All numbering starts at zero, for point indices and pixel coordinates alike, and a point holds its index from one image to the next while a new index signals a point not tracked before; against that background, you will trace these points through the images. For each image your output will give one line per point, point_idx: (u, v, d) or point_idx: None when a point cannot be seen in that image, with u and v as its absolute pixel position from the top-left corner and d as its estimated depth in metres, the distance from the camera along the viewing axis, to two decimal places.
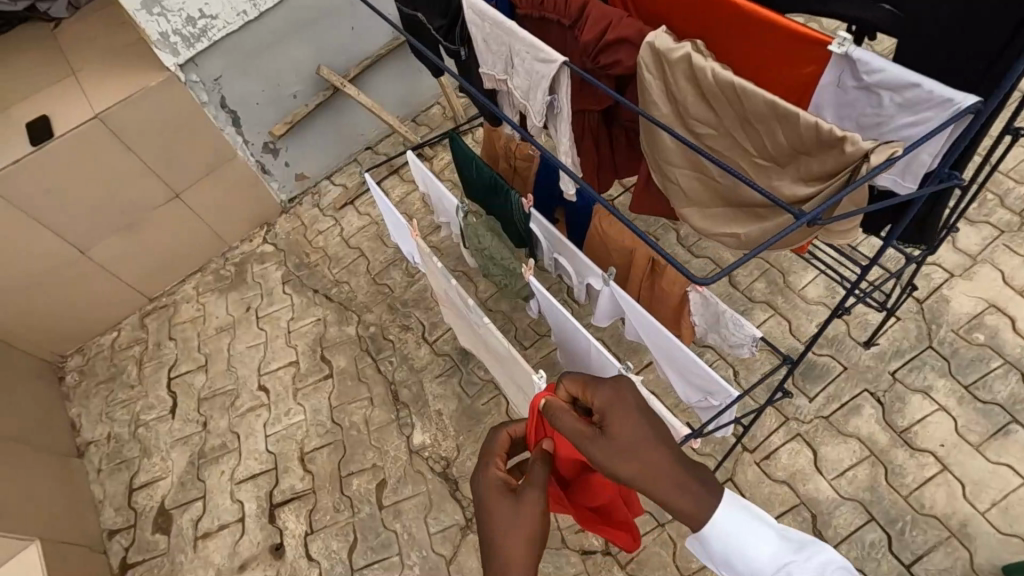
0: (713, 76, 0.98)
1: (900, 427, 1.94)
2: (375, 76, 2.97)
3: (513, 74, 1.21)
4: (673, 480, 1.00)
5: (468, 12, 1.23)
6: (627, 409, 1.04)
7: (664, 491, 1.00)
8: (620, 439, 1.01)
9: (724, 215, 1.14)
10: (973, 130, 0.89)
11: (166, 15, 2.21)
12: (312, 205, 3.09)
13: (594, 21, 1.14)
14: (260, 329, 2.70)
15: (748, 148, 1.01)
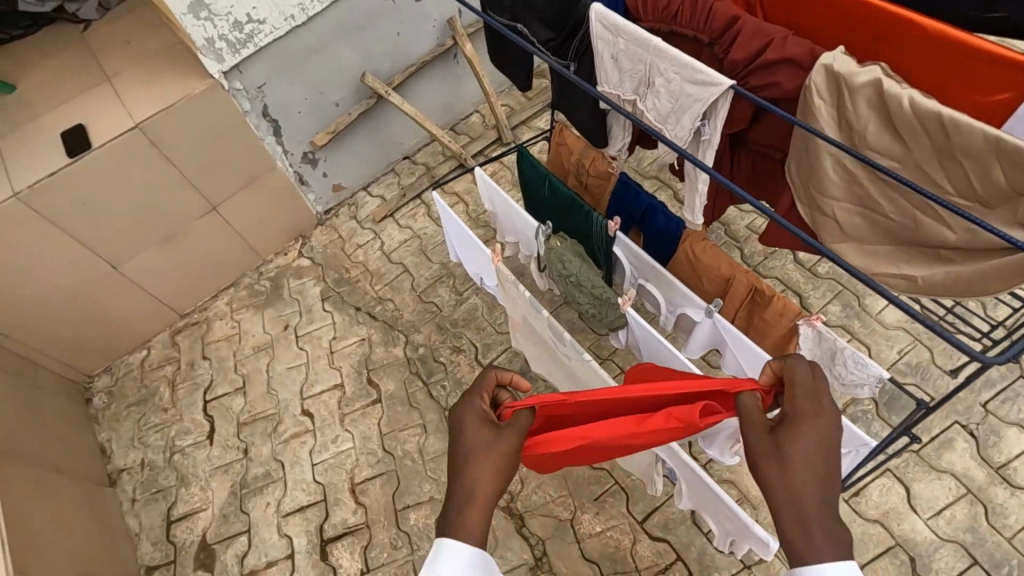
0: (909, 104, 0.87)
1: (997, 463, 1.85)
2: (417, 83, 2.85)
3: (647, 95, 1.10)
4: (820, 522, 0.85)
5: (595, 27, 1.11)
6: (817, 424, 0.93)
7: (816, 524, 0.85)
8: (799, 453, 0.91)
9: (890, 254, 1.03)
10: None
11: (213, 19, 2.09)
12: (348, 217, 2.96)
13: (748, 37, 1.03)
14: (301, 349, 2.58)
15: (943, 185, 0.90)
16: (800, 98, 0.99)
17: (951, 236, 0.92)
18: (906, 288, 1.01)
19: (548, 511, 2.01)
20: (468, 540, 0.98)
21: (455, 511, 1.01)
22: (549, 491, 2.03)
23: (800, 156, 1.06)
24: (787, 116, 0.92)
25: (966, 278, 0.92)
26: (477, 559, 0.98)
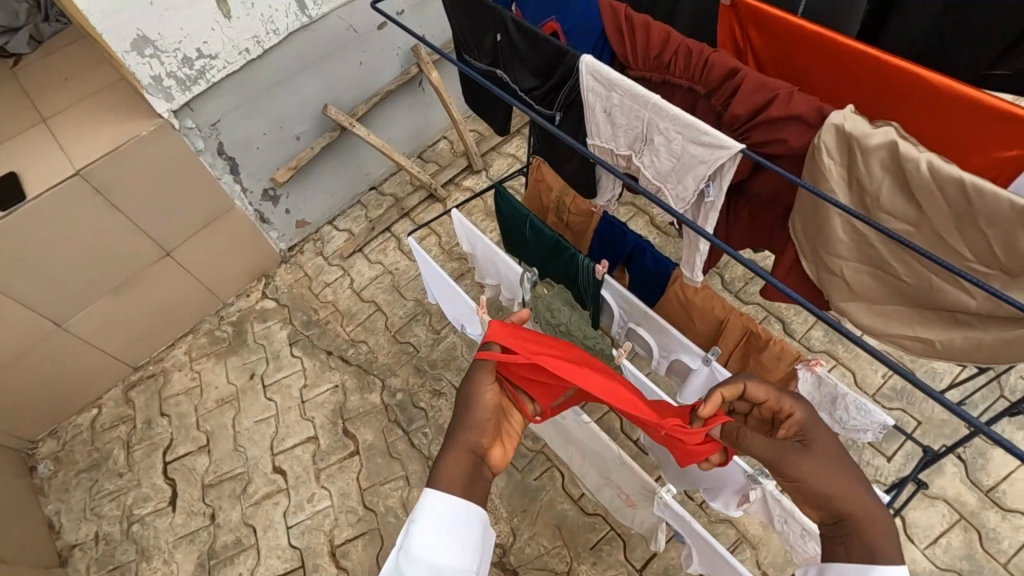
0: (928, 169, 0.83)
1: (987, 486, 1.85)
2: (383, 113, 2.74)
3: (644, 151, 1.04)
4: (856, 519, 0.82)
5: (585, 80, 1.04)
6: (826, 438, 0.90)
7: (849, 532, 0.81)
8: (819, 454, 0.86)
9: (903, 315, 0.99)
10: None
11: (160, 56, 1.93)
12: (314, 253, 2.83)
13: (748, 92, 0.98)
14: (269, 400, 2.42)
15: (961, 250, 0.86)
16: (807, 155, 0.94)
17: (971, 303, 0.88)
18: (922, 350, 0.97)
19: (542, 564, 1.92)
20: (454, 493, 0.88)
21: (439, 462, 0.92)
22: (542, 543, 1.94)
23: (807, 214, 1.02)
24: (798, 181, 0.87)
25: (989, 344, 0.89)
26: (466, 514, 0.87)
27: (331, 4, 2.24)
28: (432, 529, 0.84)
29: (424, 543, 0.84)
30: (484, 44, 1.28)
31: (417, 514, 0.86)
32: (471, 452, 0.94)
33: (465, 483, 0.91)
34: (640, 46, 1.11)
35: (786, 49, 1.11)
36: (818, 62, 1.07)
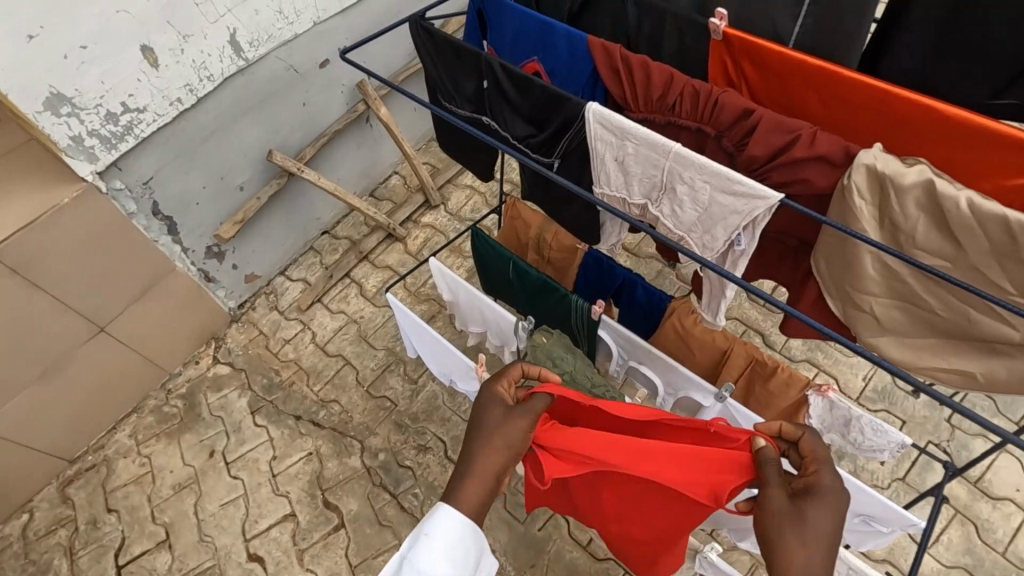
0: (968, 207, 0.81)
1: (977, 478, 1.91)
2: (331, 154, 2.58)
3: (662, 199, 0.98)
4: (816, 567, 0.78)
5: (594, 129, 0.98)
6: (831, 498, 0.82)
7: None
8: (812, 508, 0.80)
9: (939, 348, 0.97)
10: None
11: (79, 114, 1.71)
12: (268, 308, 2.62)
13: (767, 132, 0.93)
14: (235, 479, 2.20)
15: (1003, 286, 0.84)
16: (835, 194, 0.91)
17: (1014, 335, 0.87)
18: (962, 383, 0.96)
19: None
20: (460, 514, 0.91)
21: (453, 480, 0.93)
22: None
23: (833, 251, 0.99)
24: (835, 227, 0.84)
25: None
26: (469, 534, 0.90)
27: (269, 45, 2.08)
28: (440, 546, 0.87)
29: (430, 560, 0.86)
30: (467, 90, 1.19)
31: (427, 527, 0.89)
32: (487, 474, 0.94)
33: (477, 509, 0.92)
34: (641, 86, 1.06)
35: (783, 82, 1.07)
36: (819, 95, 1.04)
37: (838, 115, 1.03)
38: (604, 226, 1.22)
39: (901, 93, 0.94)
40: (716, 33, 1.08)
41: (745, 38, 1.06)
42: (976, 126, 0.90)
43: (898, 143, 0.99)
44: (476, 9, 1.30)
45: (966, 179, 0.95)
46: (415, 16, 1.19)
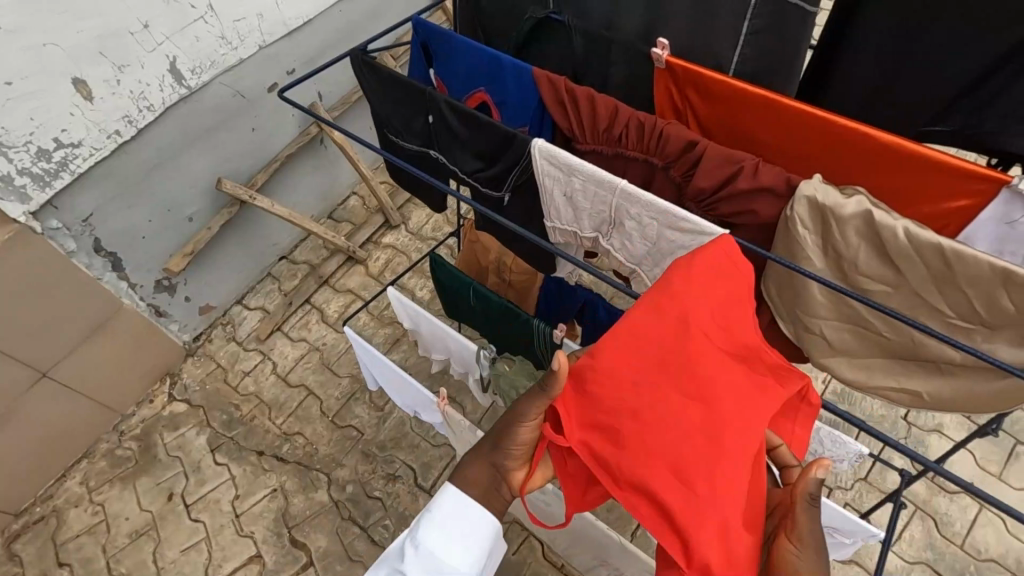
0: (906, 236, 0.82)
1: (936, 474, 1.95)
2: (285, 179, 2.52)
3: (612, 234, 0.98)
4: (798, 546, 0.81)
5: (542, 165, 0.97)
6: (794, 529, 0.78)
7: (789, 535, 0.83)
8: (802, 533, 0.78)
9: (889, 369, 0.98)
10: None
11: (7, 152, 1.63)
12: (225, 339, 2.54)
13: (711, 164, 0.94)
14: (196, 522, 2.11)
15: (943, 309, 0.86)
16: (780, 225, 0.92)
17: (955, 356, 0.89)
18: (910, 401, 0.98)
19: None
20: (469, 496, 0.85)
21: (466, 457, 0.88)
22: None
23: (782, 278, 1.00)
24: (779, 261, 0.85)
25: (977, 392, 0.90)
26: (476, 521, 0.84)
27: (212, 72, 2.01)
28: (444, 524, 0.82)
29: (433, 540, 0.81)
30: (413, 125, 1.17)
31: (431, 510, 0.83)
32: (491, 466, 0.87)
33: (481, 491, 0.86)
34: (587, 119, 1.05)
35: (727, 108, 1.08)
36: (762, 120, 1.05)
37: (776, 140, 1.05)
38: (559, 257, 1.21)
39: (835, 120, 0.97)
40: (659, 62, 1.10)
41: (688, 66, 1.07)
42: (906, 152, 0.93)
43: (833, 167, 1.02)
44: (420, 42, 1.29)
45: (897, 202, 0.99)
46: (357, 52, 1.17)
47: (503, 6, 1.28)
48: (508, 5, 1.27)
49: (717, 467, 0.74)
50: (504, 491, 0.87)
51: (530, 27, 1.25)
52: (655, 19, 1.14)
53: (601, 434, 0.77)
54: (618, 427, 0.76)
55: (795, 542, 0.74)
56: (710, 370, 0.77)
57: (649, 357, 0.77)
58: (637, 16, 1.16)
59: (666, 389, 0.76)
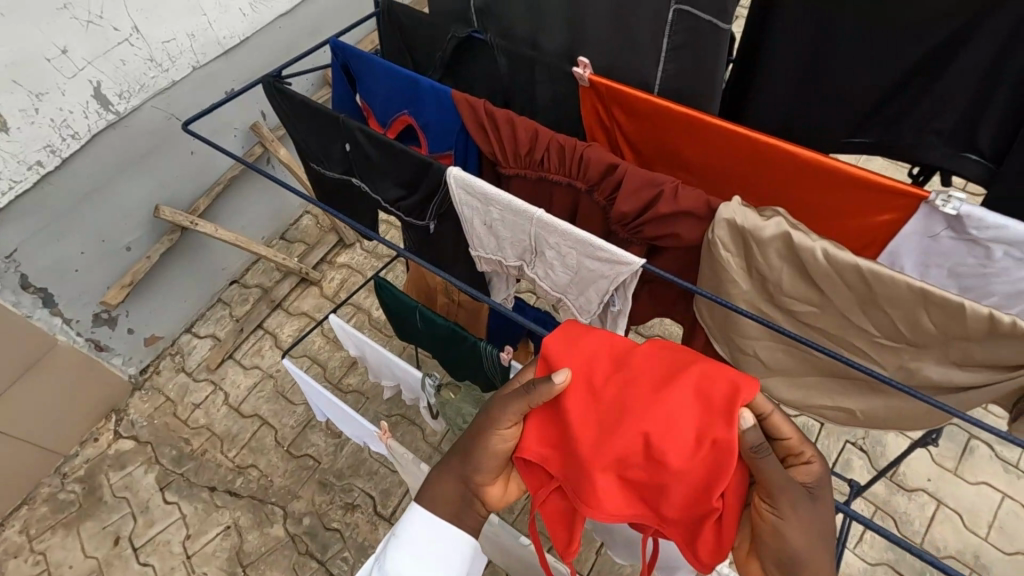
0: (825, 257, 0.80)
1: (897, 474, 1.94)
2: (231, 202, 2.43)
3: (536, 263, 0.94)
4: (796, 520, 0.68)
5: (459, 194, 0.93)
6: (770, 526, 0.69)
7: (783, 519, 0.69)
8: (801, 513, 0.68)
9: (823, 386, 0.97)
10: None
11: None
12: (174, 371, 2.44)
13: (632, 188, 0.91)
14: (144, 566, 2.01)
15: (868, 328, 0.84)
16: (704, 248, 0.90)
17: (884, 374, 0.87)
18: (845, 419, 0.96)
19: None
20: (439, 514, 0.85)
21: (432, 473, 0.87)
22: None
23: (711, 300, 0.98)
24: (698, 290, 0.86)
25: (907, 409, 0.89)
26: (449, 542, 0.85)
27: (141, 96, 1.91)
28: (411, 546, 0.84)
29: (400, 562, 0.83)
30: (333, 153, 1.12)
31: (401, 528, 0.85)
32: (459, 481, 0.85)
33: (453, 508, 0.85)
34: (508, 142, 1.02)
35: (653, 126, 1.06)
36: (686, 136, 1.03)
37: (701, 157, 1.04)
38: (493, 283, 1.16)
39: (753, 136, 0.95)
40: (583, 80, 1.07)
41: (611, 84, 1.05)
42: (825, 168, 0.92)
43: (757, 183, 1.01)
44: (341, 64, 1.24)
45: (820, 216, 0.98)
46: (271, 80, 1.12)
47: (426, 24, 1.23)
48: (430, 23, 1.23)
49: (674, 465, 0.71)
50: (476, 508, 0.86)
51: (454, 46, 1.21)
52: (579, 36, 1.10)
53: (574, 478, 0.79)
54: (580, 469, 0.77)
55: (768, 502, 0.67)
56: (645, 379, 0.76)
57: (580, 393, 0.79)
58: (560, 33, 1.12)
59: (608, 425, 0.76)
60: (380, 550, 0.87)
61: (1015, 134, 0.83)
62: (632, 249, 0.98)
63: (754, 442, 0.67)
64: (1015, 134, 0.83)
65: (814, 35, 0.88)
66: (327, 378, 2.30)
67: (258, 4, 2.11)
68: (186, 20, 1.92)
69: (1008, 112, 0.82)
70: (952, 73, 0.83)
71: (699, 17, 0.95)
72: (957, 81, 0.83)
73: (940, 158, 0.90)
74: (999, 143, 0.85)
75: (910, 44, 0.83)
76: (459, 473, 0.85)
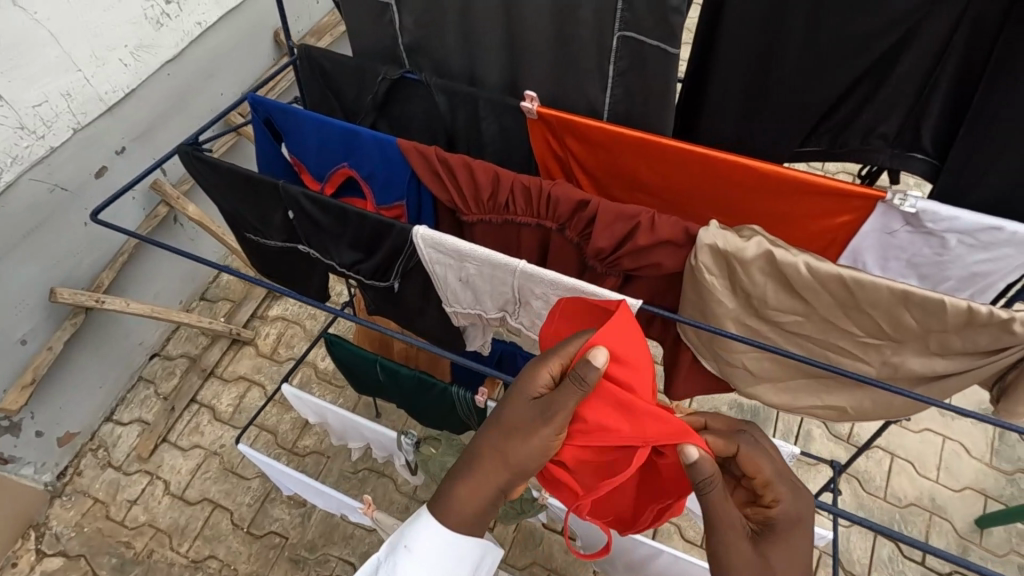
0: (809, 270, 0.81)
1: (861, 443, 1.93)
2: (141, 271, 2.16)
3: (520, 311, 0.91)
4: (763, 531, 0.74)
5: (428, 253, 0.87)
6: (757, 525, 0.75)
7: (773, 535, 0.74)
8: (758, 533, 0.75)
9: (808, 388, 0.98)
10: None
11: None
12: (99, 467, 2.16)
13: (606, 223, 0.89)
14: None
15: (852, 330, 0.86)
16: (686, 273, 0.89)
17: (871, 371, 0.89)
18: (834, 416, 0.98)
19: None
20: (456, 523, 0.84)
21: (460, 480, 0.82)
22: None
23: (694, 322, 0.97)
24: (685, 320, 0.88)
25: (894, 401, 0.92)
26: (458, 552, 0.85)
27: (16, 169, 1.59)
28: (421, 560, 0.83)
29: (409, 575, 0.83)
30: (272, 220, 1.02)
31: (409, 539, 0.83)
32: (498, 480, 0.81)
33: (479, 510, 0.83)
34: (468, 188, 0.97)
35: (608, 153, 1.04)
36: (642, 160, 1.02)
37: (659, 177, 1.03)
38: (468, 332, 1.09)
39: (712, 154, 0.95)
40: (530, 113, 1.04)
41: (560, 116, 1.02)
42: (781, 178, 0.94)
43: (717, 196, 1.01)
44: (263, 119, 1.13)
45: (780, 223, 1.00)
46: (188, 149, 1.00)
47: (351, 65, 1.15)
48: (356, 65, 1.14)
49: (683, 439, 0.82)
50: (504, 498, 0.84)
51: (385, 87, 1.14)
52: (521, 66, 1.07)
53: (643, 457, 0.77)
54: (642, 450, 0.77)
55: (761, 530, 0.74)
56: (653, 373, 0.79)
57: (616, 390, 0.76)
58: (500, 65, 1.09)
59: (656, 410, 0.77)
60: (387, 549, 0.86)
61: (952, 133, 0.92)
62: (610, 281, 0.96)
63: (697, 476, 0.70)
64: (952, 133, 0.91)
65: (757, 49, 0.93)
66: (279, 444, 2.12)
67: (139, 50, 1.79)
68: (56, 78, 1.59)
69: (943, 112, 0.91)
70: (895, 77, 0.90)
71: (645, 42, 0.95)
72: (895, 87, 0.91)
73: (888, 159, 0.99)
74: (939, 141, 0.93)
75: (853, 51, 0.89)
76: (494, 477, 0.81)
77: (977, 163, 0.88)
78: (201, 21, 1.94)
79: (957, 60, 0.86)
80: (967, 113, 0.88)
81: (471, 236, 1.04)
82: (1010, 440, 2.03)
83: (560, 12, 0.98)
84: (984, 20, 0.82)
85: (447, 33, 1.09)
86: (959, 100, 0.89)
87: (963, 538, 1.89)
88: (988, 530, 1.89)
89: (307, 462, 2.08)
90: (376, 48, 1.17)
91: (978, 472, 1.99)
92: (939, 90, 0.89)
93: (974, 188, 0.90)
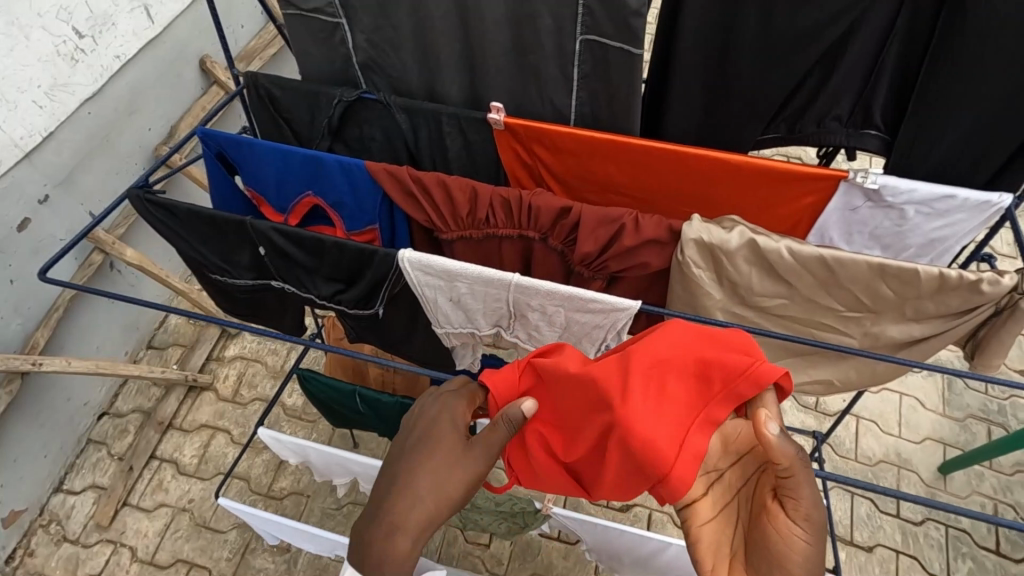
0: (790, 255, 0.85)
1: (834, 411, 1.97)
2: (80, 326, 1.99)
3: (514, 324, 0.91)
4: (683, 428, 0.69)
5: (416, 276, 0.86)
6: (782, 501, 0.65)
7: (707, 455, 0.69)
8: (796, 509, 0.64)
9: (798, 364, 1.01)
10: (1009, 220, 0.94)
11: None
12: (52, 544, 1.98)
13: (590, 229, 0.89)
14: None
15: (835, 307, 0.90)
16: (673, 270, 0.91)
17: (854, 342, 0.93)
18: (822, 389, 1.02)
19: None
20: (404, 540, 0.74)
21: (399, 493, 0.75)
22: None
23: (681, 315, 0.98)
24: (677, 315, 0.89)
25: (878, 369, 0.96)
26: None
27: None
28: None
29: None
30: (239, 259, 0.98)
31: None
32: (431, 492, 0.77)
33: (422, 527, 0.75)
34: (446, 206, 0.95)
35: (579, 158, 1.03)
36: (614, 162, 1.02)
37: (632, 178, 1.03)
38: (457, 352, 1.07)
39: (683, 152, 0.97)
40: (497, 124, 1.02)
41: (529, 124, 1.01)
42: (748, 170, 0.96)
43: (691, 193, 1.02)
44: (214, 152, 1.07)
45: (751, 211, 1.02)
46: (138, 193, 0.95)
47: (304, 89, 1.10)
48: (308, 88, 1.10)
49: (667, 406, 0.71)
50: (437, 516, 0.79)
51: (341, 110, 1.10)
52: (483, 79, 1.07)
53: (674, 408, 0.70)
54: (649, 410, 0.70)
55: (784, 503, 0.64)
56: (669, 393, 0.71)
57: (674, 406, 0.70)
58: (460, 78, 1.09)
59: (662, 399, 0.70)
60: None
61: (899, 108, 1.04)
62: (597, 286, 0.96)
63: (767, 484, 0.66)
64: (899, 111, 1.04)
65: (717, 51, 1.01)
66: (254, 489, 2.00)
67: (54, 90, 1.65)
68: None
69: (890, 93, 1.03)
70: (845, 66, 1.01)
71: (608, 45, 0.96)
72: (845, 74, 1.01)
73: (844, 138, 1.09)
74: (888, 118, 1.06)
75: (800, 46, 0.98)
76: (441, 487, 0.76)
77: (925, 135, 0.99)
78: (120, 54, 1.81)
79: (899, 44, 0.98)
80: (912, 93, 1.01)
81: (450, 254, 1.02)
82: (957, 388, 2.14)
83: (520, 22, 0.99)
84: (921, 9, 0.93)
85: (403, 49, 1.07)
86: (902, 81, 1.01)
87: (930, 487, 1.98)
88: (951, 476, 1.99)
89: (286, 504, 1.98)
90: (328, 69, 1.13)
91: (935, 423, 2.09)
92: (885, 75, 1.01)
93: (920, 164, 1.02)
